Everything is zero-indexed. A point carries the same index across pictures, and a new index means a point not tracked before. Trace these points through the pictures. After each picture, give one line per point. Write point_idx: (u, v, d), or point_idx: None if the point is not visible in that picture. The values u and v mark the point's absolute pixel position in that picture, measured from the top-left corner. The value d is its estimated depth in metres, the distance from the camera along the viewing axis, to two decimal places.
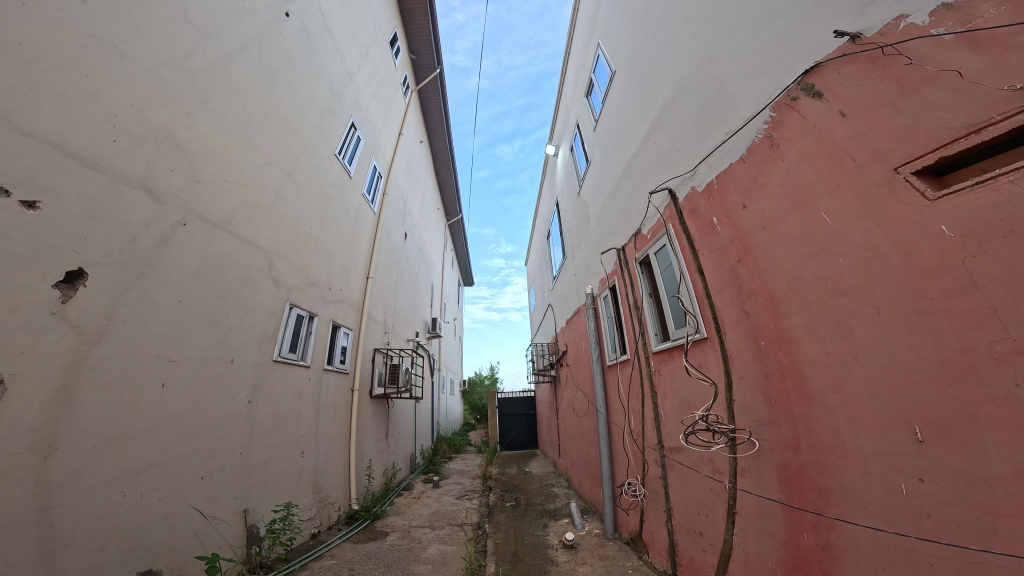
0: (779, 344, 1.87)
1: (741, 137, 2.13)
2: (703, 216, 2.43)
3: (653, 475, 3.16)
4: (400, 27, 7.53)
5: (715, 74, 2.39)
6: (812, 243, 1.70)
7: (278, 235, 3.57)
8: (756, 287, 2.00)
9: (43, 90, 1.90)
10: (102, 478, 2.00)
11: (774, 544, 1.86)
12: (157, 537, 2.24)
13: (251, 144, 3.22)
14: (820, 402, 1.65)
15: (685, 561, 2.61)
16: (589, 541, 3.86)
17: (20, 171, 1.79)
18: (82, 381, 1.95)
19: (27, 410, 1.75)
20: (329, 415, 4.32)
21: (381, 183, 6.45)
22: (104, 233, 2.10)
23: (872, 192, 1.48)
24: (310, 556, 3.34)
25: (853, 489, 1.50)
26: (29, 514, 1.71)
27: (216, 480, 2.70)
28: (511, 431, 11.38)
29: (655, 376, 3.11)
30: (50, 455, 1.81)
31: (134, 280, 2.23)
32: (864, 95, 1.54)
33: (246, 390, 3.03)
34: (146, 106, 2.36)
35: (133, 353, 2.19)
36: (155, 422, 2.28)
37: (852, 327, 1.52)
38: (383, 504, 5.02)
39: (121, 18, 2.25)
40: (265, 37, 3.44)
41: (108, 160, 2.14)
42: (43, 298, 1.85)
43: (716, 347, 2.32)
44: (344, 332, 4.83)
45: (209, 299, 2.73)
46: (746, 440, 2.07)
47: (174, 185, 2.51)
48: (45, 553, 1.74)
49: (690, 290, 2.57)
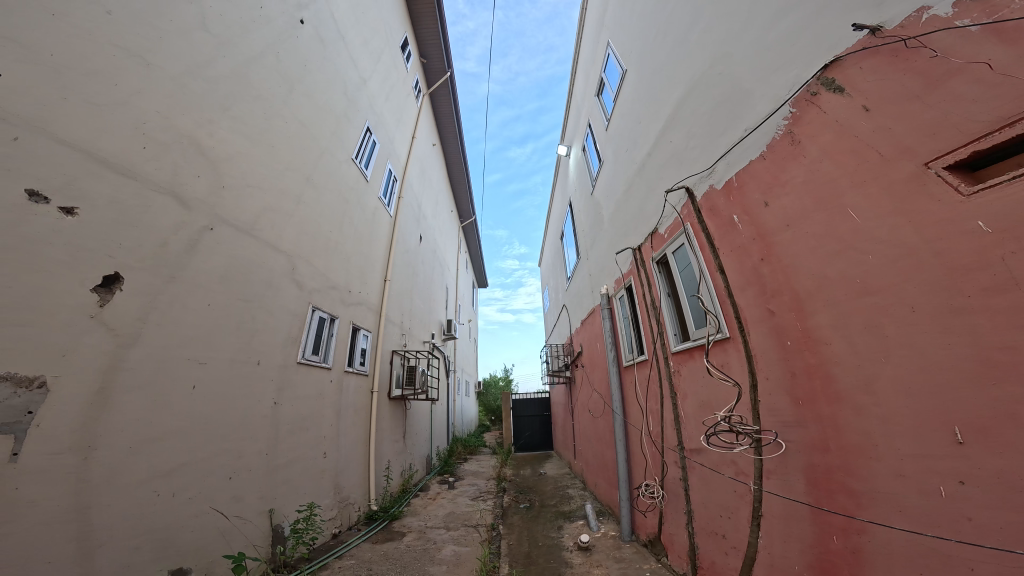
0: (805, 343, 1.84)
1: (760, 135, 2.10)
2: (723, 214, 2.39)
3: (673, 476, 3.12)
4: (410, 32, 7.59)
5: (731, 69, 2.37)
6: (837, 241, 1.67)
7: (300, 239, 3.62)
8: (781, 286, 1.97)
9: (75, 100, 1.98)
10: (136, 478, 2.05)
11: (801, 547, 1.83)
12: (186, 536, 2.28)
13: (271, 151, 3.28)
14: (849, 403, 1.62)
15: (706, 563, 2.58)
16: (605, 543, 3.83)
17: (56, 178, 1.88)
18: (118, 383, 2.02)
19: (68, 409, 1.83)
20: (349, 416, 4.36)
21: (396, 187, 6.52)
22: (136, 238, 2.16)
23: (901, 187, 1.45)
24: (332, 556, 3.38)
25: (886, 491, 1.47)
26: (69, 513, 1.77)
27: (242, 480, 2.74)
28: (524, 432, 11.36)
29: (675, 377, 3.08)
30: (89, 455, 1.87)
31: (165, 284, 2.29)
32: (888, 89, 1.51)
33: (271, 392, 3.08)
34: (171, 114, 2.42)
35: (165, 356, 2.25)
36: (186, 423, 2.33)
37: (882, 326, 1.49)
38: (400, 504, 5.06)
39: (145, 28, 2.32)
40: (281, 42, 3.50)
41: (138, 167, 2.21)
42: (82, 301, 1.92)
43: (738, 347, 2.28)
44: (364, 334, 4.89)
45: (235, 303, 2.78)
46: (772, 441, 2.02)
47: (200, 191, 2.56)
48: (84, 550, 1.80)
49: (710, 289, 2.54)
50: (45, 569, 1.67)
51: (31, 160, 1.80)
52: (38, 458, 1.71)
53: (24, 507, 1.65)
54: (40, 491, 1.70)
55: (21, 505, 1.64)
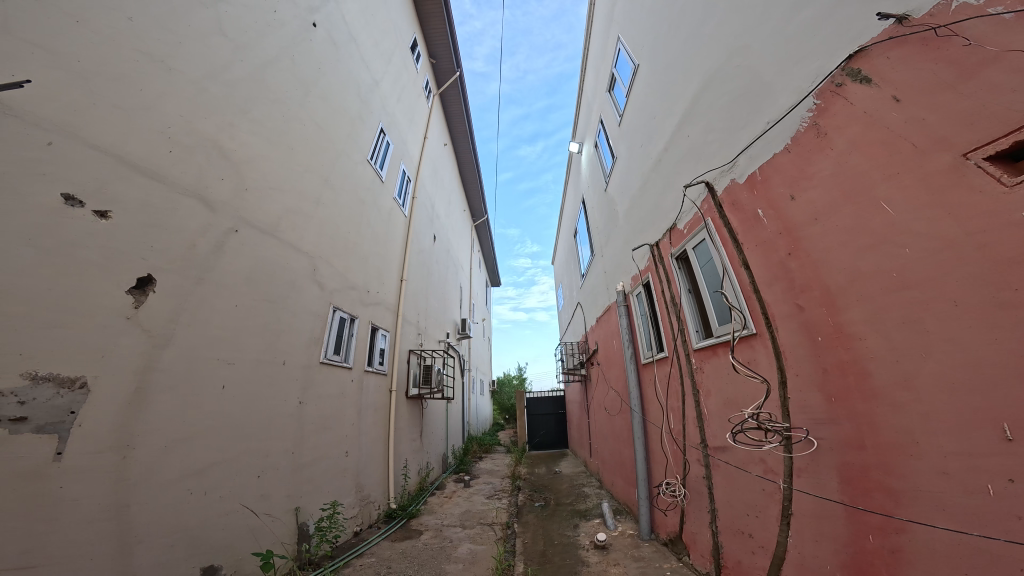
0: (838, 339, 1.80)
1: (783, 127, 2.06)
2: (746, 208, 2.35)
3: (695, 475, 3.09)
4: (419, 33, 7.61)
5: (750, 61, 2.33)
6: (870, 234, 1.63)
7: (320, 240, 3.66)
8: (811, 280, 1.92)
9: (103, 105, 2.02)
10: (170, 477, 2.10)
11: (834, 546, 1.81)
12: (218, 535, 2.31)
13: (290, 153, 3.31)
14: (886, 399, 1.59)
15: (731, 563, 2.55)
16: (622, 542, 3.80)
17: (89, 182, 1.93)
18: (153, 383, 2.07)
19: (107, 408, 1.88)
20: (369, 415, 4.40)
21: (410, 187, 6.55)
22: (165, 241, 2.20)
23: (939, 179, 1.41)
24: (353, 554, 3.41)
25: (928, 490, 1.44)
26: (108, 511, 1.82)
27: (270, 478, 2.77)
28: (538, 430, 11.37)
29: (698, 374, 3.05)
30: (128, 454, 1.93)
31: (195, 286, 2.33)
32: (920, 80, 1.49)
33: (296, 392, 3.12)
34: (194, 118, 2.46)
35: (195, 357, 2.29)
36: (216, 423, 2.38)
37: (923, 320, 1.45)
38: (418, 502, 5.09)
39: (165, 33, 2.34)
40: (296, 45, 3.53)
41: (165, 170, 2.25)
42: (118, 303, 1.98)
43: (766, 343, 2.24)
44: (382, 334, 4.92)
45: (261, 304, 2.82)
46: (803, 438, 1.99)
47: (224, 194, 2.60)
48: (123, 547, 1.85)
49: (734, 285, 2.50)
50: (87, 565, 1.71)
51: (63, 164, 1.85)
52: (80, 457, 1.77)
53: (69, 505, 1.71)
54: (83, 490, 1.76)
55: (66, 503, 1.70)
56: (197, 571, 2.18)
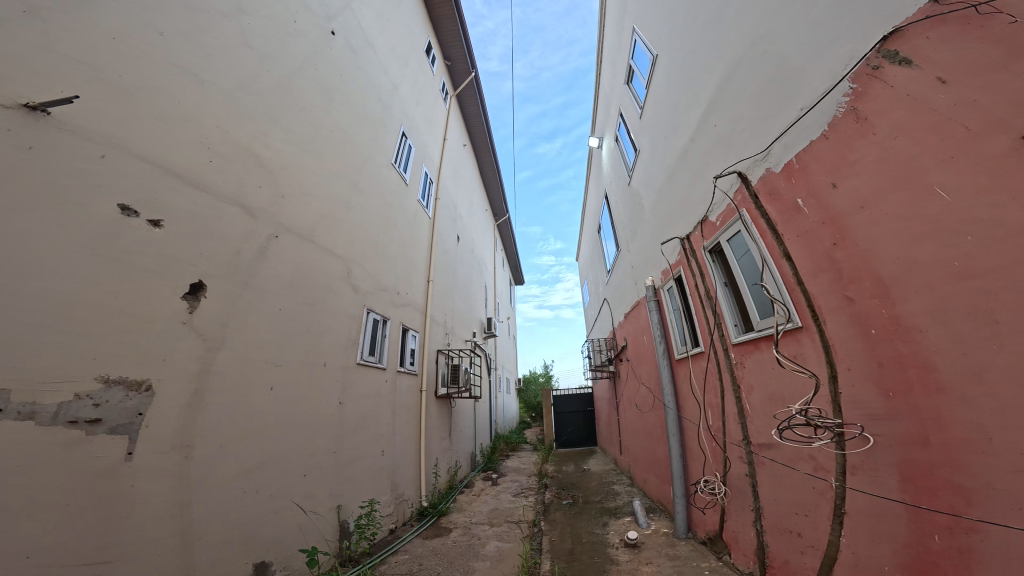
0: (892, 331, 1.71)
1: (818, 114, 1.98)
2: (785, 198, 2.27)
3: (737, 473, 3.02)
4: (434, 36, 7.66)
5: (778, 47, 2.25)
6: (923, 221, 1.56)
7: (353, 243, 3.73)
8: (860, 271, 1.84)
9: (147, 117, 2.11)
10: (224, 476, 2.19)
11: (893, 546, 1.74)
12: (267, 531, 2.40)
13: (320, 159, 3.38)
14: (952, 394, 1.51)
15: (778, 562, 2.49)
16: (656, 541, 3.75)
17: (140, 193, 2.03)
18: (210, 386, 2.18)
19: (169, 409, 2.00)
20: (402, 415, 4.46)
21: (433, 189, 6.61)
22: (211, 249, 2.30)
23: (999, 162, 1.34)
24: (389, 551, 3.47)
25: (1003, 489, 1.36)
26: (172, 508, 1.92)
27: (315, 477, 2.85)
28: (566, 428, 11.33)
29: (739, 370, 2.97)
30: (189, 453, 2.04)
31: (241, 292, 2.44)
32: (968, 59, 1.43)
33: (336, 393, 3.19)
34: (229, 128, 2.54)
35: (245, 360, 2.40)
36: (262, 424, 2.46)
37: (993, 311, 1.37)
38: (448, 500, 5.15)
39: (195, 46, 2.42)
40: (317, 53, 3.60)
41: (205, 178, 2.33)
42: (174, 309, 2.09)
43: (814, 337, 2.16)
44: (412, 334, 4.98)
45: (301, 307, 2.89)
46: (858, 435, 1.91)
47: (263, 201, 2.71)
48: (186, 543, 1.94)
49: (775, 277, 2.42)
50: (154, 560, 1.81)
51: (111, 172, 1.93)
52: (149, 456, 1.88)
53: (140, 502, 1.82)
54: (150, 487, 1.86)
55: (137, 500, 1.81)
56: (251, 567, 2.27)
